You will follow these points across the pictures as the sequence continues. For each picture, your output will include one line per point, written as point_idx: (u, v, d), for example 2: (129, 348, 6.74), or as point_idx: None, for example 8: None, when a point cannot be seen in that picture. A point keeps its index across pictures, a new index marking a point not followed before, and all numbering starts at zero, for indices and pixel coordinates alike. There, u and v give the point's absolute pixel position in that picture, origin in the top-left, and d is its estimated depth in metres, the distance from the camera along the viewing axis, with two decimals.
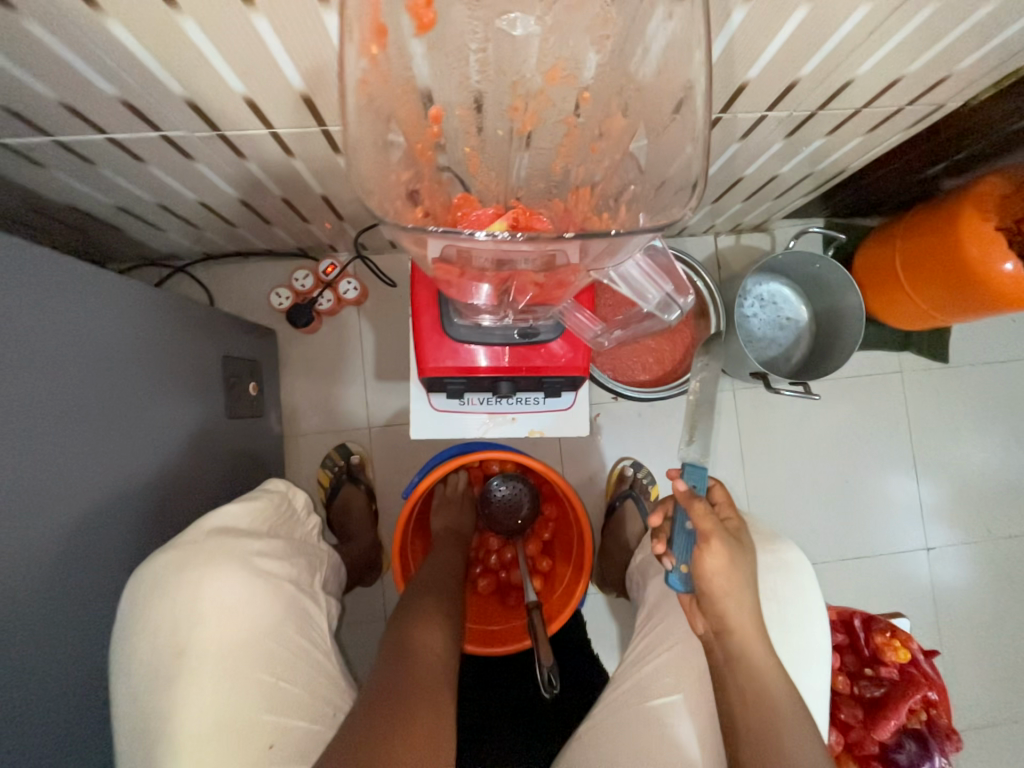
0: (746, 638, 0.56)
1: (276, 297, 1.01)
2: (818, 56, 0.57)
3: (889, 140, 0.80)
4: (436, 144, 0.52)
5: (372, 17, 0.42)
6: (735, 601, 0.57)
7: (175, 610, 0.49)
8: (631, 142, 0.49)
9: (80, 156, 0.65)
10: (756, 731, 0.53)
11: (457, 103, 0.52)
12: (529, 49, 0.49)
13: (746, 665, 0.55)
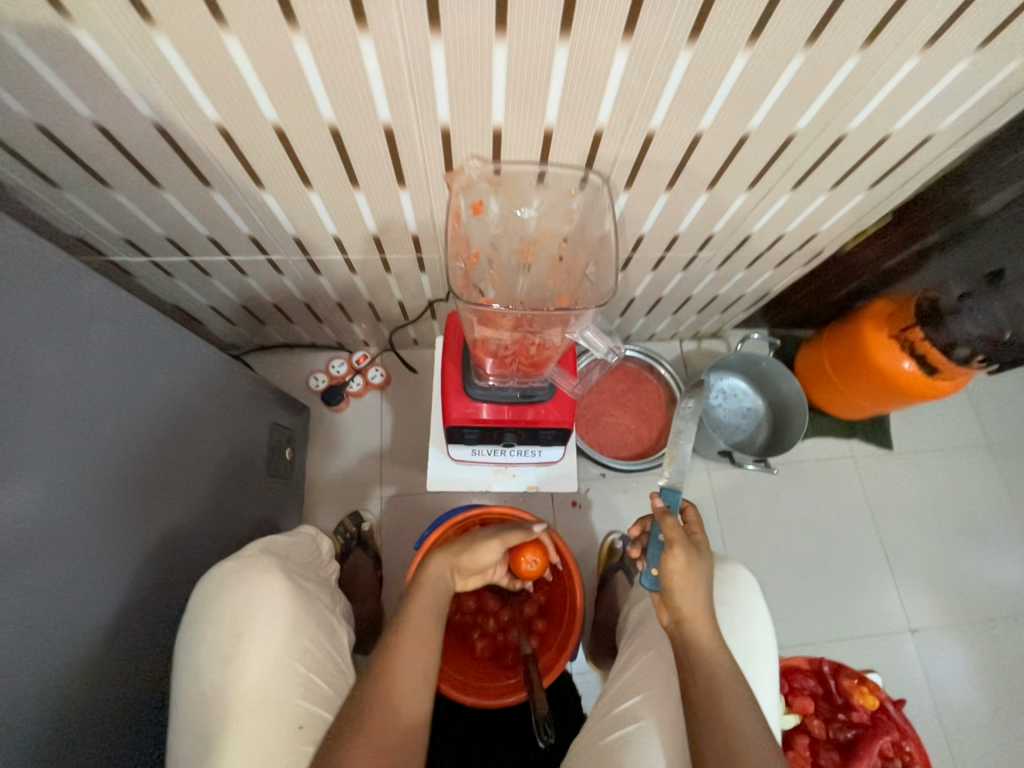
0: (698, 629, 0.63)
1: (315, 379, 1.21)
2: (723, 220, 0.84)
3: (792, 274, 1.08)
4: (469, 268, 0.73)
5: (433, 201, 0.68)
6: (692, 599, 0.64)
7: (233, 606, 0.59)
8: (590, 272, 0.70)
9: (201, 270, 0.89)
10: (708, 714, 0.58)
11: None
12: None
13: (703, 661, 0.61)
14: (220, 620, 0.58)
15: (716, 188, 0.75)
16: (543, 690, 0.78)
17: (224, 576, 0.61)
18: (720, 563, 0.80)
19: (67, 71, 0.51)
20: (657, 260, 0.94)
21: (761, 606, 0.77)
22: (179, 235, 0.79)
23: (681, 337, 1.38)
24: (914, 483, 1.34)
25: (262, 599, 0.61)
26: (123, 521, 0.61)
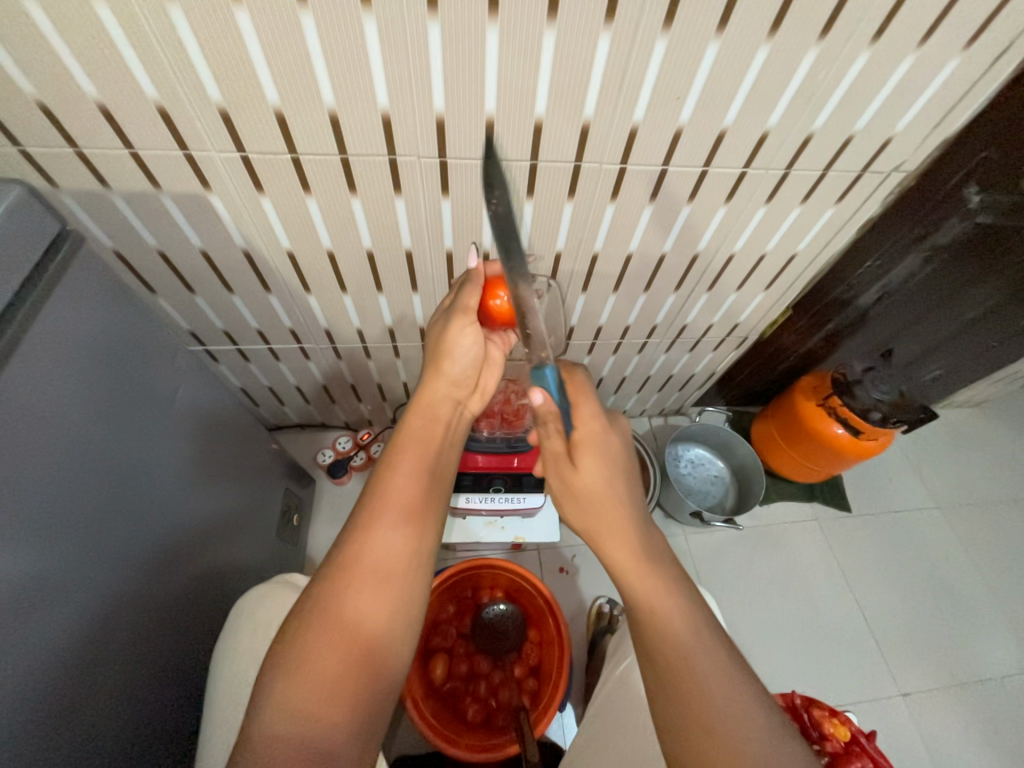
0: (619, 560, 0.59)
1: (322, 455, 1.34)
2: (662, 313, 1.08)
3: (728, 357, 1.32)
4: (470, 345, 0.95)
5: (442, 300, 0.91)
6: (593, 499, 0.61)
7: (267, 619, 0.69)
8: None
9: (244, 357, 1.09)
10: (638, 616, 0.57)
11: None
12: None
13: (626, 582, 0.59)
14: (257, 632, 0.68)
15: (650, 290, 0.99)
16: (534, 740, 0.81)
17: (260, 593, 0.72)
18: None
19: (195, 220, 0.75)
20: (616, 344, 1.16)
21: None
22: (235, 329, 0.99)
23: (649, 414, 1.58)
24: (878, 544, 1.43)
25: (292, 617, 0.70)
26: (175, 556, 0.71)
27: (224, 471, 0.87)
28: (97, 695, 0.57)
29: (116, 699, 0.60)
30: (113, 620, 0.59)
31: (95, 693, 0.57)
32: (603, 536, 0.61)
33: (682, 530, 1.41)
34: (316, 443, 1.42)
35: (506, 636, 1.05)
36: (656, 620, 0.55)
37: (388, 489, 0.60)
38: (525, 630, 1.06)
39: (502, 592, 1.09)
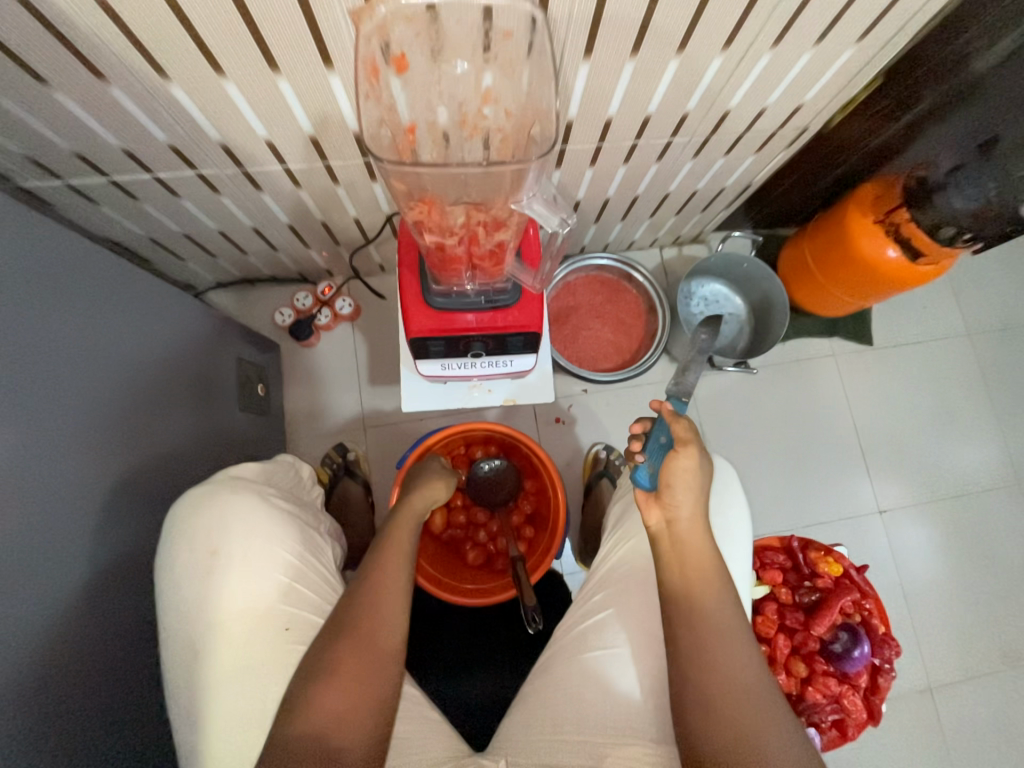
0: (692, 524, 0.66)
1: (280, 315, 1.15)
2: (697, 94, 0.76)
3: (773, 161, 1.01)
4: (413, 149, 0.60)
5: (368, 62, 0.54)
6: (694, 489, 0.66)
7: (206, 521, 0.57)
8: (536, 129, 0.58)
9: (128, 193, 0.81)
10: (699, 581, 0.64)
11: (424, 121, 0.59)
12: (467, 81, 0.58)
13: (688, 543, 0.65)
14: (198, 531, 0.56)
15: (687, 49, 0.66)
16: (530, 586, 0.82)
17: (193, 502, 0.57)
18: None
19: None
20: (629, 150, 0.86)
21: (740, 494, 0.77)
22: (89, 147, 0.70)
23: (661, 244, 1.32)
24: (892, 378, 1.35)
25: (234, 516, 0.58)
26: (88, 452, 0.60)
27: (144, 350, 0.71)
28: (25, 605, 0.52)
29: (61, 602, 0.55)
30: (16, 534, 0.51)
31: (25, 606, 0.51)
32: (700, 531, 0.66)
33: None
34: (272, 300, 1.21)
35: (503, 488, 1.03)
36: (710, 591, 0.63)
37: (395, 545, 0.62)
38: (521, 481, 1.03)
39: (495, 448, 1.04)
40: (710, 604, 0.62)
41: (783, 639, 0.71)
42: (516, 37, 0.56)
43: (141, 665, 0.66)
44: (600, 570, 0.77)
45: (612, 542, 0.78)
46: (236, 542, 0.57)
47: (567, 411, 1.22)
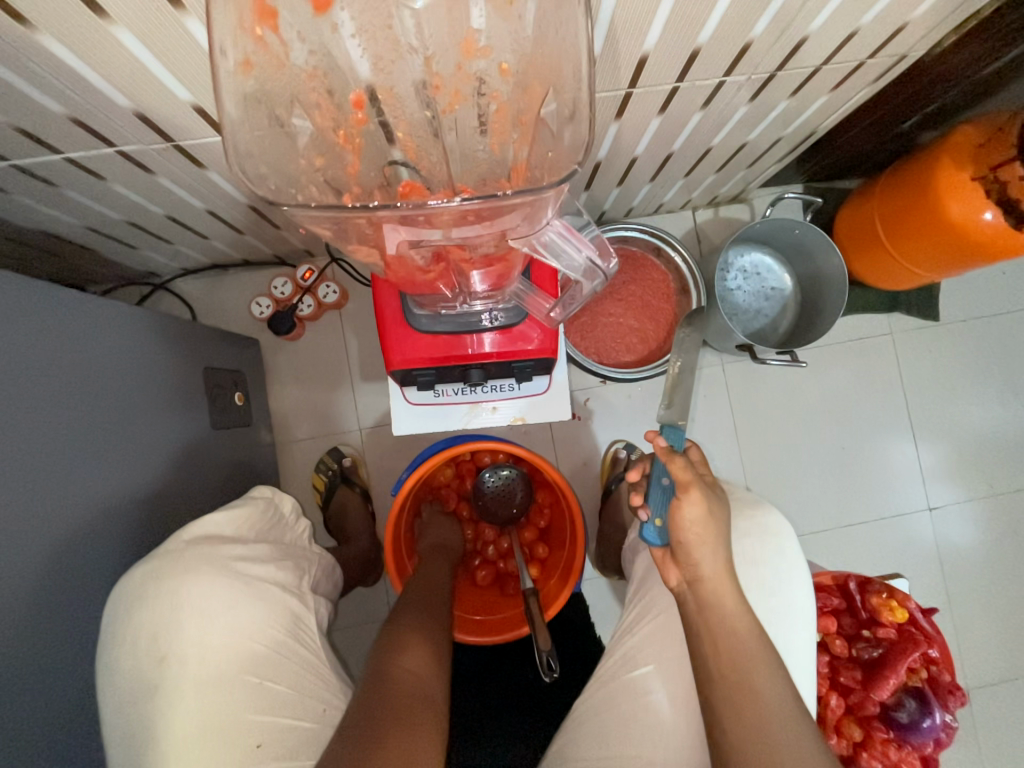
0: (717, 586, 0.53)
1: (256, 307, 1.02)
2: (768, 15, 0.55)
3: (851, 99, 0.79)
4: (364, 133, 0.45)
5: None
6: (706, 538, 0.54)
7: (154, 617, 0.49)
8: (541, 107, 0.42)
9: (41, 179, 0.65)
10: (741, 658, 0.49)
11: (379, 85, 0.43)
12: (436, 24, 0.41)
13: (717, 610, 0.52)
14: (144, 629, 0.49)
15: None
16: (544, 626, 0.73)
17: (141, 591, 0.50)
18: (749, 507, 0.65)
19: None
20: (667, 97, 0.67)
21: (800, 558, 0.62)
22: None
23: (695, 206, 1.12)
24: (957, 359, 1.18)
25: (184, 604, 0.50)
26: (8, 521, 0.50)
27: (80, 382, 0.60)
28: None
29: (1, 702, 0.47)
30: None
31: None
32: (725, 591, 0.52)
33: (720, 360, 1.16)
34: (247, 288, 1.07)
35: (514, 501, 0.93)
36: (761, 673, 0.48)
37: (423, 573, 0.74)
38: (533, 492, 0.93)
39: (504, 456, 0.93)
40: (763, 695, 0.47)
41: (835, 700, 0.62)
42: None
43: None
44: (623, 644, 0.64)
45: (636, 611, 0.67)
46: (187, 640, 0.49)
47: (583, 406, 1.09)
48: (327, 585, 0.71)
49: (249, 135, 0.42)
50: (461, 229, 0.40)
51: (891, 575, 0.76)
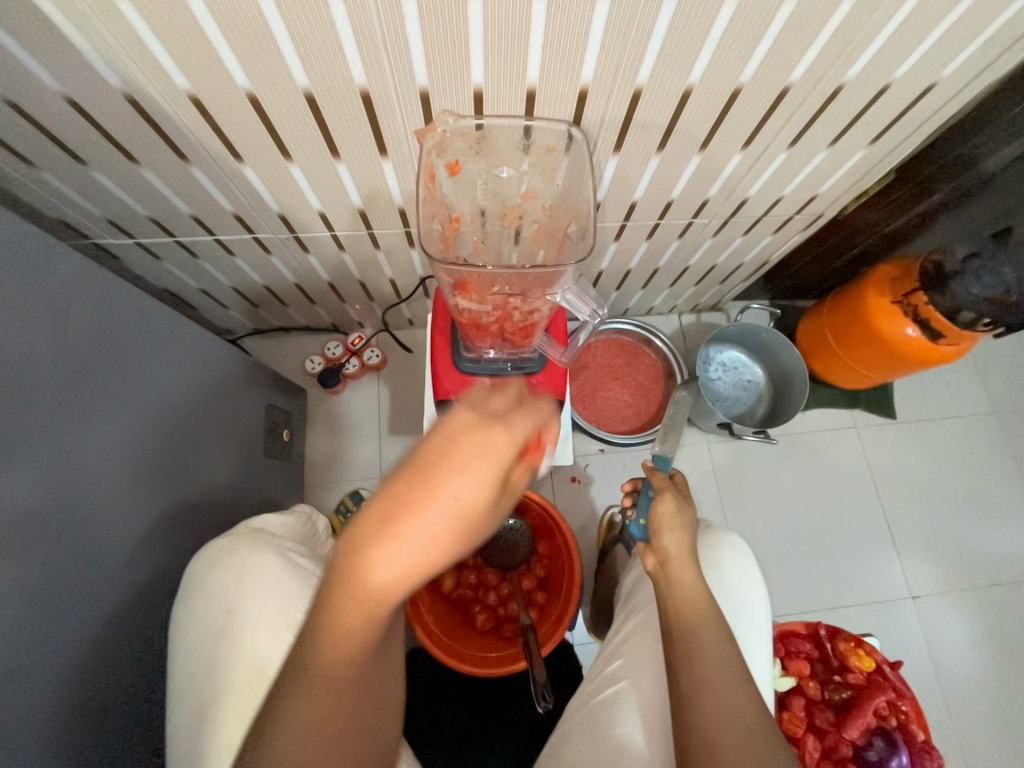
0: (680, 564, 0.60)
1: (311, 363, 1.21)
2: (717, 184, 0.81)
3: (789, 241, 1.05)
4: (457, 235, 0.70)
5: (426, 168, 0.63)
6: (671, 527, 0.63)
7: (228, 577, 0.59)
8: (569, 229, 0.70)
9: (189, 251, 0.88)
10: (688, 630, 0.54)
11: (469, 211, 0.70)
12: (511, 183, 0.69)
13: (678, 583, 0.59)
14: (220, 585, 0.59)
15: (708, 147, 0.72)
16: (542, 661, 0.79)
17: (220, 554, 0.61)
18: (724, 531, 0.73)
19: (35, 42, 0.51)
20: (652, 228, 0.91)
21: (755, 571, 0.66)
22: (161, 212, 0.78)
23: (680, 310, 1.36)
24: (918, 454, 1.32)
25: (254, 569, 0.60)
26: (116, 495, 0.62)
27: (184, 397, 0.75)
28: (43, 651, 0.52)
29: (75, 651, 0.55)
30: (43, 579, 0.52)
31: (41, 654, 0.51)
32: (683, 572, 0.59)
33: (705, 440, 1.31)
34: (304, 348, 1.27)
35: (517, 550, 1.02)
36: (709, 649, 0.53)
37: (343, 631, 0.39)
38: (535, 543, 1.02)
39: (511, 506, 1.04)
40: (708, 655, 0.52)
41: (812, 742, 0.67)
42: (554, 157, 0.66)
43: (141, 718, 0.64)
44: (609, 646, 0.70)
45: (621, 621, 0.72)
46: (253, 600, 0.59)
47: (583, 470, 1.21)
48: None
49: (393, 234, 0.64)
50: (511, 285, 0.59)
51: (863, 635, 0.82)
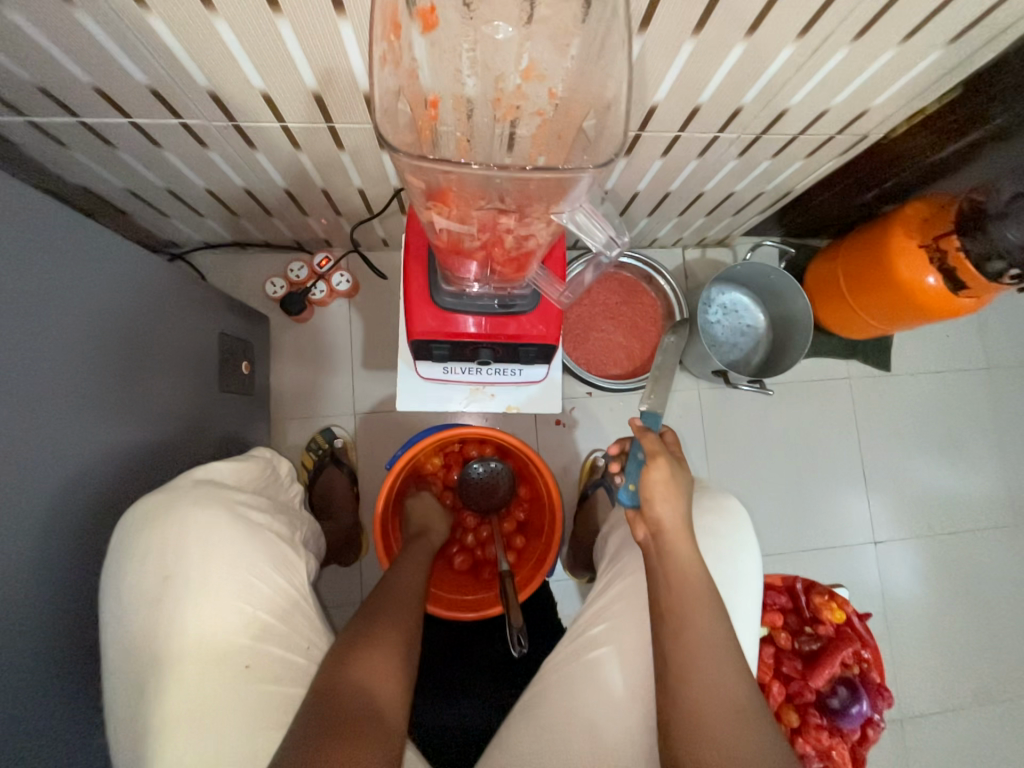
0: (676, 539, 0.56)
1: (271, 286, 1.07)
2: (755, 88, 0.67)
3: (822, 166, 0.92)
4: (433, 128, 0.54)
5: (389, 11, 0.46)
6: (666, 499, 0.57)
7: (165, 539, 0.53)
8: (585, 122, 0.53)
9: (101, 138, 0.71)
10: (682, 606, 0.52)
11: (452, 93, 0.54)
12: (508, 52, 0.52)
13: (673, 559, 0.55)
14: (156, 547, 0.52)
15: (757, 32, 0.57)
16: (519, 609, 0.78)
17: (157, 513, 0.54)
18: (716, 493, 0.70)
19: None
20: (669, 142, 0.77)
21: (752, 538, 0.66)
22: (53, 80, 0.60)
23: (685, 245, 1.24)
24: (904, 408, 1.31)
25: (194, 535, 0.54)
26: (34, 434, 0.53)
27: (118, 320, 0.64)
28: None
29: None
30: None
31: None
32: (675, 545, 0.56)
33: (696, 386, 1.26)
34: (263, 268, 1.12)
35: (497, 493, 0.98)
36: (704, 627, 0.51)
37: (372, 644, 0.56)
38: (516, 486, 0.98)
39: (492, 450, 0.98)
40: (702, 632, 0.51)
41: (778, 688, 0.69)
42: (560, 15, 0.50)
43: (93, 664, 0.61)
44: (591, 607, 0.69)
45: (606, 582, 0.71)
46: (194, 563, 0.53)
47: (568, 413, 1.16)
48: (313, 546, 0.75)
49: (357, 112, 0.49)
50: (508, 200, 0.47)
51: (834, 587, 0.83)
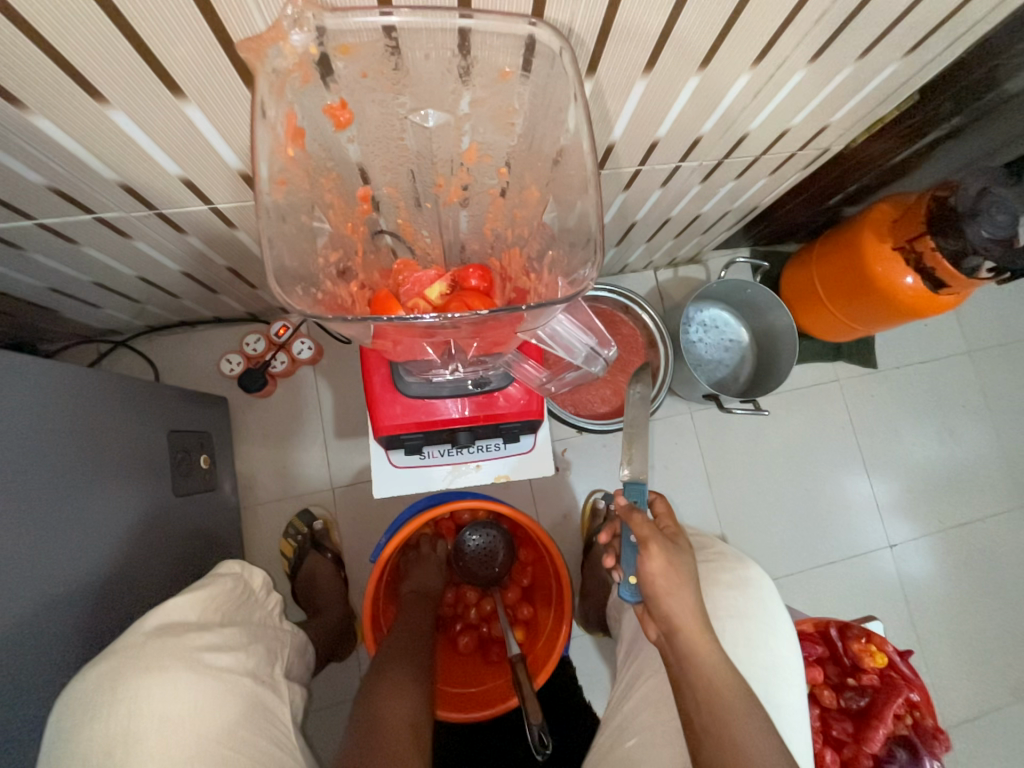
0: (692, 636, 0.53)
1: (226, 364, 0.99)
2: (713, 117, 0.63)
3: (786, 181, 0.90)
4: (368, 218, 0.55)
5: (288, 124, 0.44)
6: (669, 586, 0.54)
7: (111, 729, 0.45)
8: (545, 212, 0.50)
9: (6, 242, 0.63)
10: (712, 713, 0.50)
11: (385, 182, 0.54)
12: (446, 135, 0.50)
13: (694, 663, 0.52)
14: (99, 741, 0.45)
15: (712, 61, 0.53)
16: (533, 693, 0.69)
17: (94, 698, 0.46)
18: (729, 562, 0.68)
19: None
20: (630, 177, 0.73)
21: (783, 611, 0.65)
22: None
23: (656, 266, 1.21)
24: (897, 404, 1.28)
25: (146, 715, 0.46)
26: None
27: (41, 451, 0.56)
28: None
29: None
30: None
31: None
32: (685, 631, 0.53)
33: (688, 409, 1.21)
34: (215, 345, 1.04)
35: (495, 560, 0.90)
36: (744, 739, 0.48)
37: (392, 693, 0.61)
38: (515, 551, 0.91)
39: (484, 512, 0.91)
40: (742, 746, 0.48)
41: (831, 756, 0.66)
42: (499, 92, 0.46)
43: None
44: (619, 712, 0.65)
45: (630, 676, 0.68)
46: (148, 752, 0.45)
47: (560, 456, 1.10)
48: (302, 662, 0.68)
49: (277, 218, 0.44)
50: (473, 327, 0.44)
51: (864, 619, 0.79)
